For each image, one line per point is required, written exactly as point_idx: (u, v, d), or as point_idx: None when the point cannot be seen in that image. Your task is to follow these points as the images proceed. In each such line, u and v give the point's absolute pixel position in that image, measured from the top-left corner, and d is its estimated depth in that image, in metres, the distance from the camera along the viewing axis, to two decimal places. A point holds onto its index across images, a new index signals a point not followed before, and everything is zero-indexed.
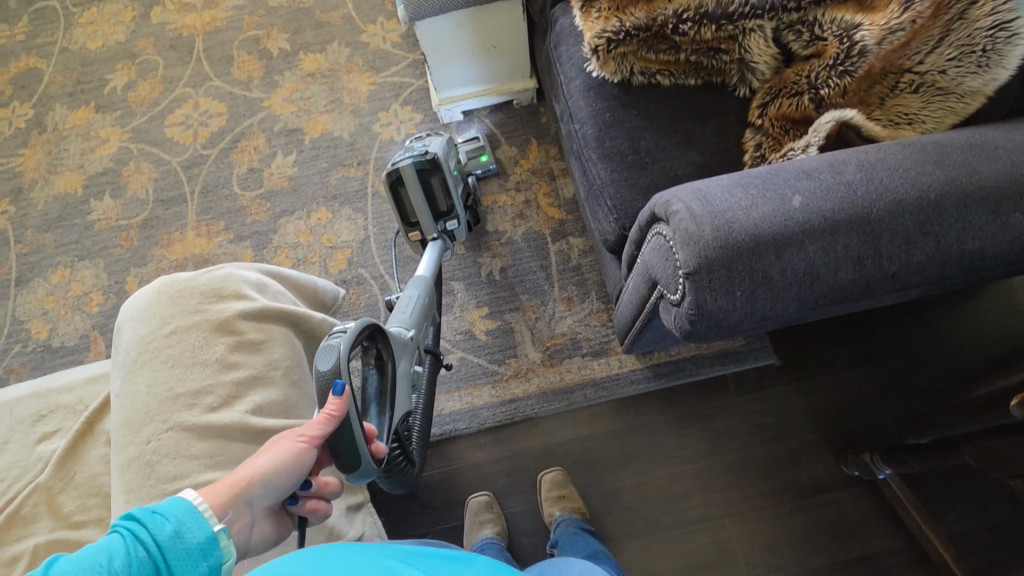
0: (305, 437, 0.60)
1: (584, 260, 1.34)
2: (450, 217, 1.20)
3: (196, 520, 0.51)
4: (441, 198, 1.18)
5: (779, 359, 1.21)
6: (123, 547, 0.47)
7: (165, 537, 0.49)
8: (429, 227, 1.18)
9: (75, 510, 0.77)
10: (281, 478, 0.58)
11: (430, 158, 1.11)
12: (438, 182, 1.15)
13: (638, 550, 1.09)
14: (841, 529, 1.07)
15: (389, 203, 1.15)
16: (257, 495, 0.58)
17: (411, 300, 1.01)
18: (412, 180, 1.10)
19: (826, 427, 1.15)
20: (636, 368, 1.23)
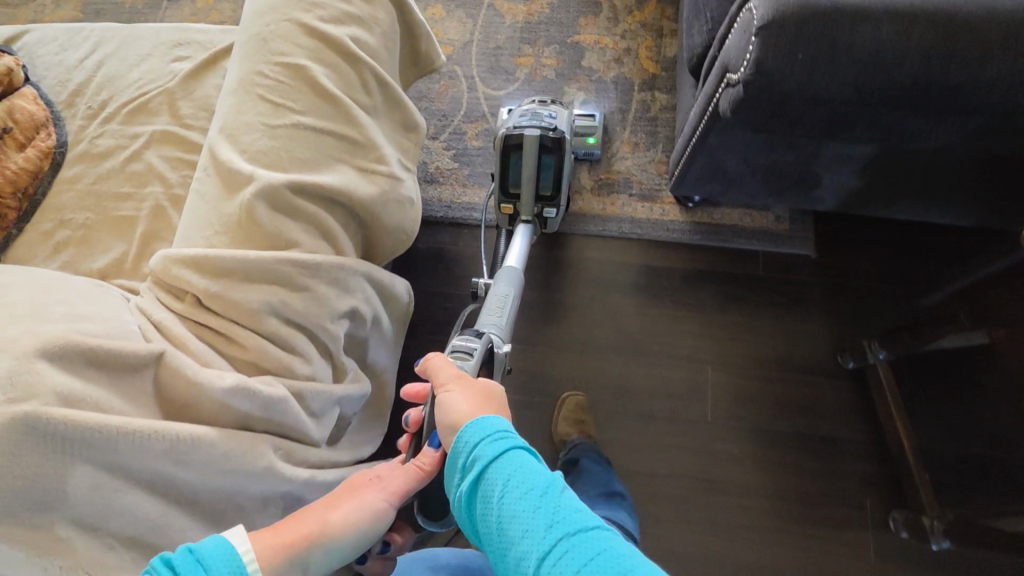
0: (384, 495, 0.60)
1: (662, 115, 1.37)
2: (551, 205, 1.14)
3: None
4: (550, 180, 1.12)
5: (816, 253, 1.22)
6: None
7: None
8: (526, 207, 1.13)
9: (187, 115, 0.93)
10: (348, 541, 0.58)
11: (557, 136, 1.08)
12: (555, 163, 1.10)
13: (619, 363, 1.18)
14: (813, 407, 1.12)
15: (495, 169, 1.12)
16: (325, 557, 0.56)
17: (504, 300, 0.94)
18: (530, 148, 1.06)
19: (836, 322, 1.17)
20: (677, 219, 1.28)
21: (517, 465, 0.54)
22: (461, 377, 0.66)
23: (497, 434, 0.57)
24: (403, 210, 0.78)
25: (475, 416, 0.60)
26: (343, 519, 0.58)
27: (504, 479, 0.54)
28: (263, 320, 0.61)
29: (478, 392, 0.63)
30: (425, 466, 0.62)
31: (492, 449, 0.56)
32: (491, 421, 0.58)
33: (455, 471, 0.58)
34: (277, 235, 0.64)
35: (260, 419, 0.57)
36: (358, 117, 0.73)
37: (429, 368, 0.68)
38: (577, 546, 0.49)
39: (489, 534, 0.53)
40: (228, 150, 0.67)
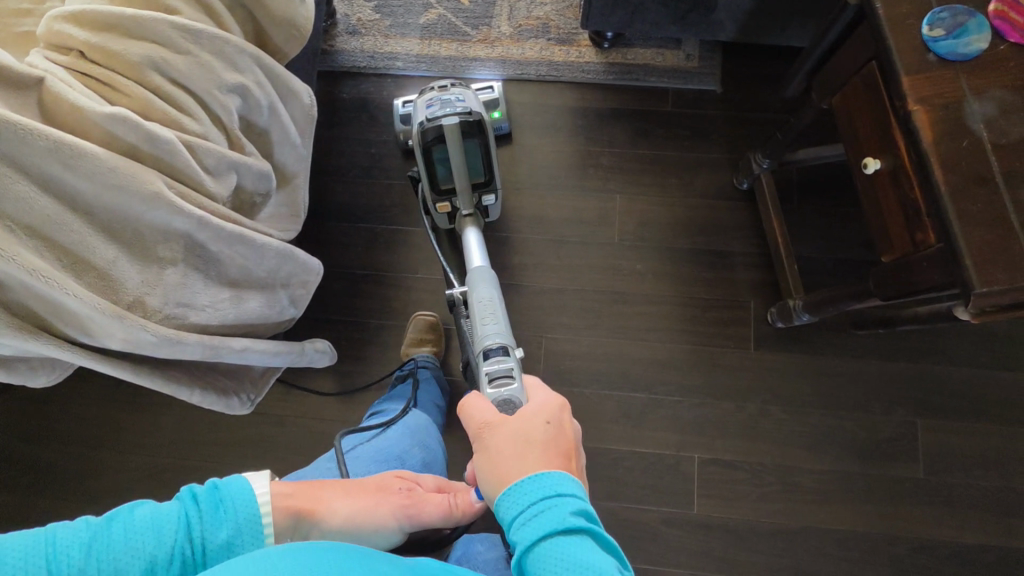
0: (402, 512, 0.71)
1: None
2: (488, 189, 1.10)
3: (253, 536, 0.55)
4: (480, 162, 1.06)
5: (721, 89, 1.29)
6: (174, 533, 0.52)
7: (216, 546, 0.53)
8: (465, 199, 1.09)
9: None
10: (347, 530, 0.67)
11: (475, 118, 1.00)
12: (479, 148, 1.04)
13: (535, 197, 1.27)
14: (707, 228, 1.24)
15: (420, 167, 1.05)
16: (320, 535, 0.65)
17: (491, 302, 0.94)
18: (450, 137, 0.99)
19: (734, 152, 1.26)
20: (592, 62, 1.32)
21: (568, 549, 0.51)
22: (497, 421, 0.65)
23: (544, 500, 0.55)
24: (293, 3, 0.81)
25: (528, 469, 0.59)
26: (356, 509, 0.69)
27: (553, 563, 0.51)
28: (146, 74, 0.66)
29: (523, 433, 0.62)
30: (454, 504, 0.76)
31: (549, 520, 0.53)
32: (540, 487, 0.56)
33: (507, 533, 0.57)
34: (155, 0, 0.69)
35: (149, 156, 0.64)
36: None
37: (476, 422, 0.66)
38: None
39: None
40: None
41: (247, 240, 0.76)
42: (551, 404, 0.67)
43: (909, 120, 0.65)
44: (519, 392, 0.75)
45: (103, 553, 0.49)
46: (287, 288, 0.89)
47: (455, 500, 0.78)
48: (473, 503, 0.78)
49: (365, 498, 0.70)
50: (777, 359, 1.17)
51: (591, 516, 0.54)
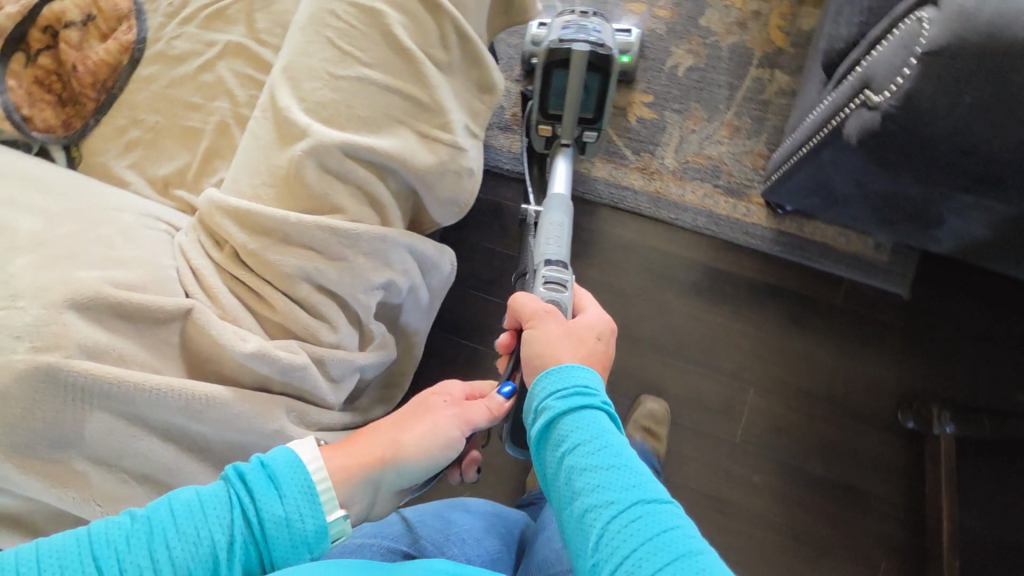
0: (462, 428, 0.66)
1: (777, 100, 1.20)
2: (592, 128, 1.08)
3: (312, 508, 0.49)
4: (594, 101, 1.04)
5: (909, 295, 1.09)
6: (229, 517, 0.46)
7: (274, 523, 0.47)
8: (567, 128, 1.06)
9: (263, 28, 0.89)
10: (420, 466, 0.63)
11: (605, 55, 0.98)
12: (600, 86, 1.02)
13: (655, 363, 1.13)
14: (850, 454, 1.05)
15: (536, 87, 1.03)
16: (395, 474, 0.61)
17: (561, 227, 0.92)
18: (576, 64, 0.97)
19: (905, 375, 1.07)
20: (759, 224, 1.15)
21: (587, 420, 0.54)
22: (553, 313, 0.67)
23: (575, 389, 0.56)
24: (460, 181, 0.73)
25: (567, 362, 0.60)
26: (420, 440, 0.63)
27: (575, 432, 0.53)
28: (295, 286, 0.60)
29: (571, 333, 0.65)
30: (496, 409, 0.68)
31: (568, 401, 0.55)
32: (573, 374, 0.57)
33: (530, 412, 0.58)
34: (322, 197, 0.62)
35: (277, 382, 0.59)
36: (428, 75, 0.66)
37: (524, 307, 0.69)
38: (651, 518, 0.47)
39: (555, 477, 0.53)
40: (287, 95, 0.63)
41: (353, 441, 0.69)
42: (596, 317, 0.69)
43: None
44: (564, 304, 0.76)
45: (155, 547, 0.43)
46: None
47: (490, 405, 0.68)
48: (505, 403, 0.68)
49: (416, 426, 0.64)
50: None
51: (609, 400, 0.56)
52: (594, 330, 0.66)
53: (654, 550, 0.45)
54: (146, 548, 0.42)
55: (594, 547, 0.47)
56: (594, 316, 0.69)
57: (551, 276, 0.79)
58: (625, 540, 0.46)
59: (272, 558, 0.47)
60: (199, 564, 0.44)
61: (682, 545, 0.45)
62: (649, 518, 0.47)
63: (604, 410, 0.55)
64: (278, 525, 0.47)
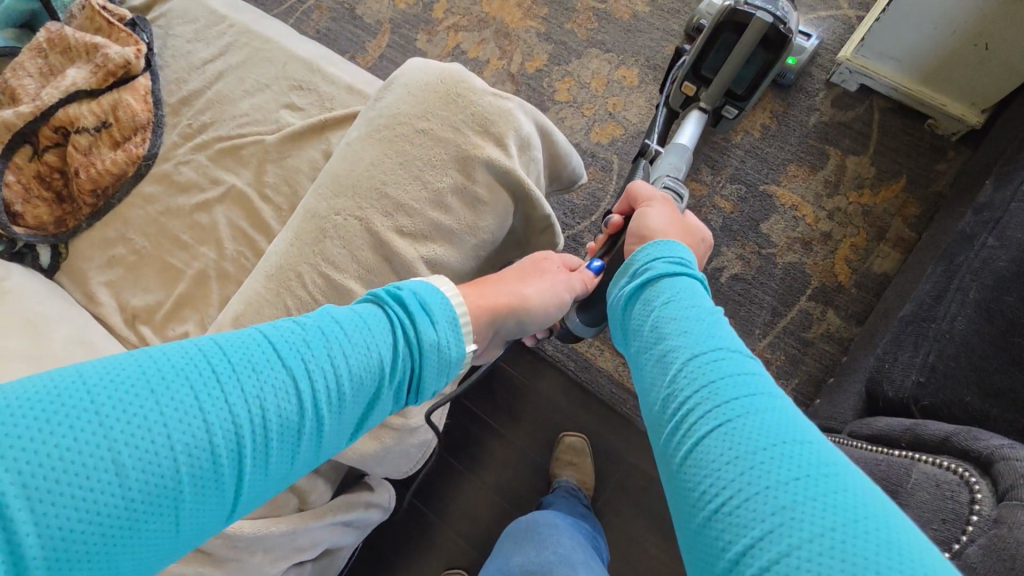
0: (567, 292, 0.68)
1: (819, 342, 1.07)
2: (737, 104, 0.99)
3: (455, 331, 0.52)
4: (755, 79, 0.95)
5: None
6: (379, 334, 0.47)
7: (426, 346, 0.49)
8: (714, 95, 0.97)
9: (269, 182, 0.82)
10: (529, 321, 0.64)
11: (786, 35, 0.88)
12: (768, 62, 0.92)
13: None
14: None
15: (698, 43, 0.93)
16: (516, 323, 0.63)
17: (681, 155, 0.93)
18: (752, 32, 0.87)
19: None
20: None
21: (685, 288, 0.53)
22: (668, 202, 0.71)
23: (678, 261, 0.56)
24: None
25: (666, 233, 0.66)
26: (537, 295, 0.63)
27: (671, 290, 0.53)
28: None
29: (681, 224, 0.69)
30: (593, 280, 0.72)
31: (665, 267, 0.55)
32: (677, 249, 0.58)
33: (627, 273, 0.59)
34: None
35: None
36: None
37: (641, 191, 0.73)
38: (736, 370, 0.45)
39: (638, 330, 0.53)
40: None
41: None
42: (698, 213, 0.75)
43: None
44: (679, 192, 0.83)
45: (322, 351, 0.43)
46: None
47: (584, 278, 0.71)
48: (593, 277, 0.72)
49: (532, 282, 0.64)
50: None
51: (703, 279, 0.56)
52: (703, 233, 0.71)
53: (727, 382, 0.44)
54: (316, 352, 0.43)
55: (671, 380, 0.46)
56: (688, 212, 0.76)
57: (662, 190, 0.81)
58: (701, 371, 0.45)
59: (419, 379, 0.50)
60: (368, 373, 0.45)
61: (762, 392, 0.43)
62: (726, 359, 0.45)
63: (696, 282, 0.55)
64: (432, 344, 0.49)
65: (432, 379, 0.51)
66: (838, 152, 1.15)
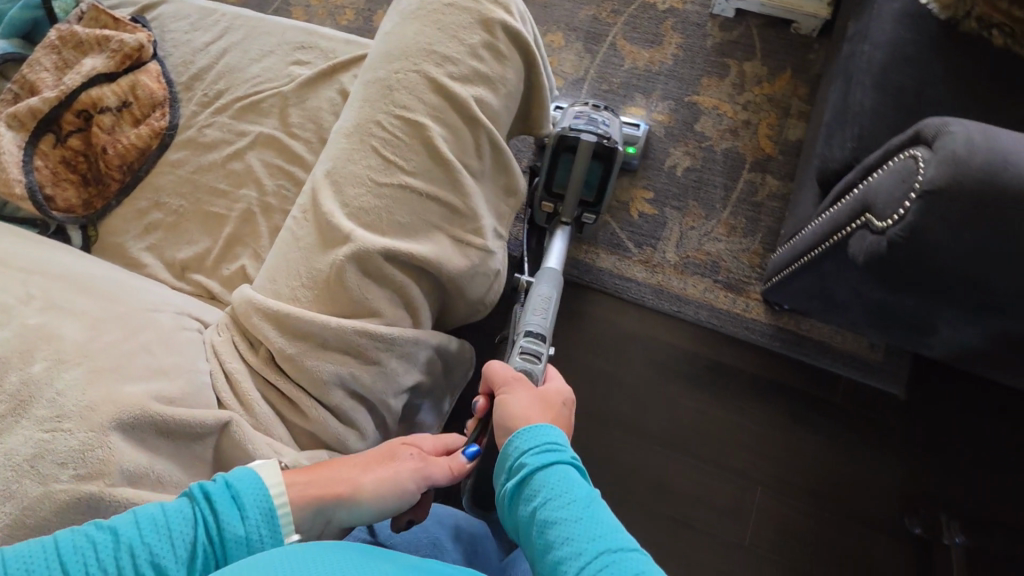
0: (420, 476, 0.58)
1: (768, 202, 1.28)
2: (591, 210, 1.12)
3: (271, 529, 0.50)
4: (598, 187, 1.08)
5: (906, 395, 1.10)
6: (190, 533, 0.46)
7: (235, 540, 0.48)
8: (569, 208, 1.09)
9: (294, 123, 0.92)
10: (370, 510, 0.56)
11: (609, 147, 1.02)
12: (602, 172, 1.06)
13: (662, 457, 1.11)
14: (864, 564, 1.01)
15: (544, 167, 1.06)
16: (346, 515, 0.56)
17: (546, 298, 0.95)
18: (582, 154, 1.02)
19: (914, 476, 1.05)
20: (759, 320, 1.18)
21: (568, 479, 0.56)
22: (522, 380, 0.69)
23: (545, 446, 0.58)
24: (487, 283, 0.75)
25: (530, 420, 0.63)
26: (374, 484, 0.56)
27: (545, 488, 0.56)
28: (330, 392, 0.58)
29: (539, 396, 0.67)
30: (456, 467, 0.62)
31: (545, 455, 0.58)
32: (543, 433, 0.60)
33: (504, 470, 0.60)
34: (360, 301, 0.61)
35: None
36: (463, 180, 0.69)
37: (495, 380, 0.70)
38: (619, 566, 0.49)
39: (528, 532, 0.55)
40: (330, 199, 0.65)
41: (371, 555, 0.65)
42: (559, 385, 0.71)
43: None
44: (536, 373, 0.81)
45: (118, 556, 0.43)
46: None
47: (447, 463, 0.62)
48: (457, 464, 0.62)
49: (373, 467, 0.57)
50: None
51: (574, 456, 0.59)
52: (561, 396, 0.69)
53: None
54: (109, 557, 0.43)
55: None
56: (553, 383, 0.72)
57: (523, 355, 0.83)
58: None
59: None
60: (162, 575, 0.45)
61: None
62: (613, 560, 0.50)
63: (569, 467, 0.58)
64: (238, 541, 0.48)
65: None
66: (735, 62, 1.42)
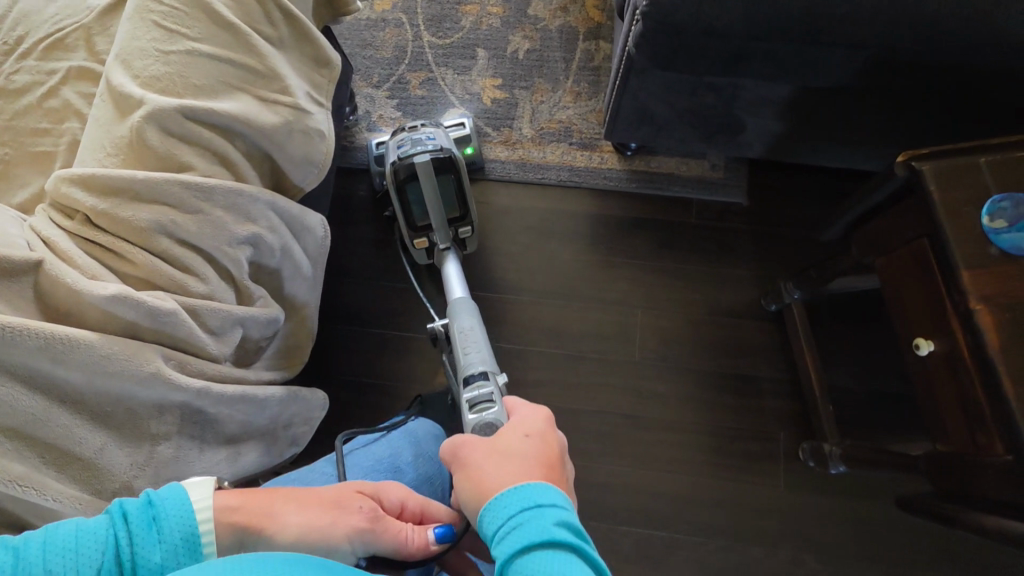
0: (354, 537, 0.56)
1: (605, 64, 1.37)
2: (462, 222, 1.12)
3: (189, 556, 0.52)
4: (456, 201, 1.10)
5: (748, 200, 1.25)
6: (101, 557, 0.48)
7: (150, 568, 0.50)
8: (440, 233, 1.09)
9: (104, 52, 0.93)
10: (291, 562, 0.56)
11: (447, 155, 1.05)
12: (453, 187, 1.07)
13: (552, 307, 1.21)
14: (736, 348, 1.18)
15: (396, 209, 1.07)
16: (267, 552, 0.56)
17: (471, 332, 0.93)
18: (424, 175, 1.02)
19: (763, 267, 1.22)
20: (614, 169, 1.29)
21: (557, 563, 0.46)
22: (480, 440, 0.60)
23: (524, 515, 0.50)
24: (311, 142, 0.80)
25: (506, 484, 0.54)
26: (301, 527, 0.56)
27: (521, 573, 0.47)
28: (154, 238, 0.63)
29: (504, 448, 0.58)
30: (414, 540, 0.58)
31: (535, 528, 0.49)
32: (521, 500, 0.51)
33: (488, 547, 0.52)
34: (169, 158, 0.66)
35: (148, 328, 0.60)
36: (255, 44, 0.73)
37: (456, 447, 0.60)
38: None
39: None
40: (121, 75, 0.68)
41: (248, 397, 0.70)
42: (544, 423, 0.62)
43: (971, 319, 0.62)
44: (498, 418, 0.72)
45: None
46: (290, 428, 0.81)
47: (410, 541, 0.58)
48: (412, 542, 0.58)
49: (312, 510, 0.57)
50: (809, 500, 1.09)
51: (564, 516, 0.50)
52: (532, 429, 0.61)
53: None
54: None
55: None
56: (529, 413, 0.64)
57: (475, 392, 0.77)
58: None
59: None
60: None
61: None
62: None
63: (549, 538, 0.48)
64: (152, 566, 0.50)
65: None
66: None
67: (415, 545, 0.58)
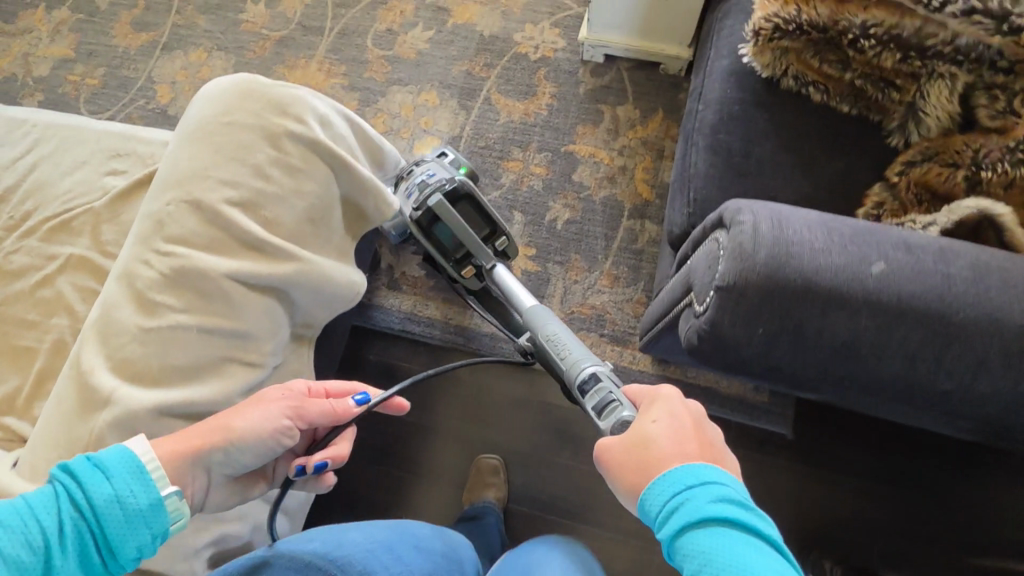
0: (290, 417, 0.62)
1: (649, 248, 1.28)
2: (498, 236, 1.03)
3: (143, 484, 0.52)
4: (480, 220, 1.01)
5: (792, 432, 1.11)
6: (57, 509, 0.48)
7: (104, 504, 0.50)
8: (480, 255, 1.00)
9: (110, 241, 0.86)
10: (245, 453, 0.60)
11: (460, 185, 0.98)
12: (472, 208, 1.00)
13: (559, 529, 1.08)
14: None
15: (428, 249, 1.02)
16: (224, 458, 0.59)
17: (560, 335, 0.87)
18: (447, 215, 0.96)
19: (803, 515, 1.07)
20: (646, 371, 1.18)
21: (721, 533, 0.48)
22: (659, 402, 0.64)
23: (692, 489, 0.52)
24: None
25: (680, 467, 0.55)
26: (249, 428, 0.60)
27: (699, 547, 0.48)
28: None
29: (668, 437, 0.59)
30: (339, 408, 0.65)
31: (689, 509, 0.50)
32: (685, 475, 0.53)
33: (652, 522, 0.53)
34: None
35: None
36: (248, 307, 0.65)
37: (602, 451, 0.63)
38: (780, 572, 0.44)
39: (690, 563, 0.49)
40: (92, 357, 0.60)
41: None
42: (675, 400, 0.64)
43: None
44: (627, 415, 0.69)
45: None
46: None
47: (333, 404, 0.65)
48: (332, 405, 0.65)
49: (248, 410, 0.61)
50: None
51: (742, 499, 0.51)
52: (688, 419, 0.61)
53: None
54: None
55: None
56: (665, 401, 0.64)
57: (598, 396, 0.74)
58: None
59: (109, 540, 0.50)
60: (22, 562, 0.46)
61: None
62: None
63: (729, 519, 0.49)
64: (108, 501, 0.50)
65: (128, 534, 0.51)
66: (609, 108, 1.42)
67: (339, 405, 0.66)
